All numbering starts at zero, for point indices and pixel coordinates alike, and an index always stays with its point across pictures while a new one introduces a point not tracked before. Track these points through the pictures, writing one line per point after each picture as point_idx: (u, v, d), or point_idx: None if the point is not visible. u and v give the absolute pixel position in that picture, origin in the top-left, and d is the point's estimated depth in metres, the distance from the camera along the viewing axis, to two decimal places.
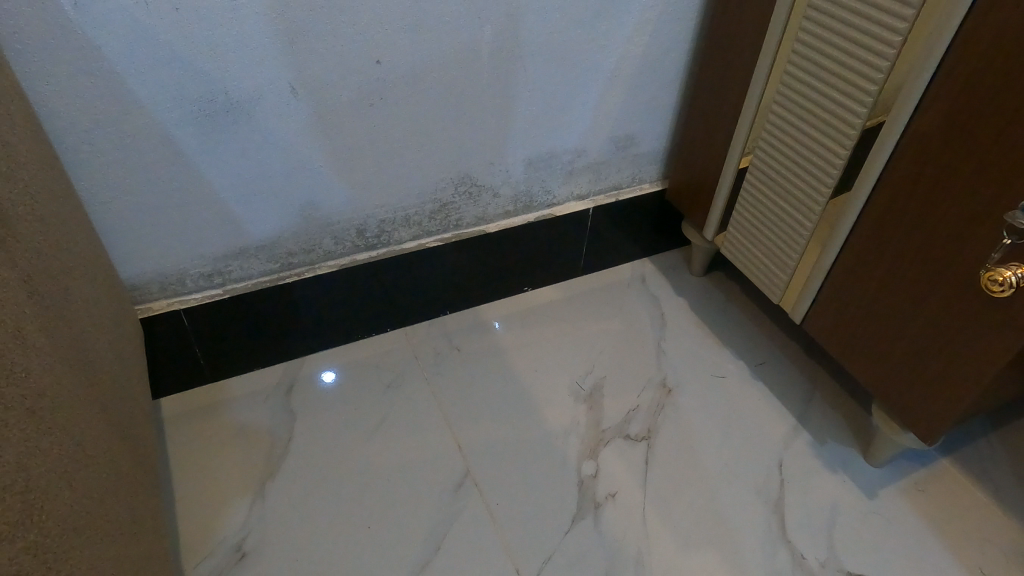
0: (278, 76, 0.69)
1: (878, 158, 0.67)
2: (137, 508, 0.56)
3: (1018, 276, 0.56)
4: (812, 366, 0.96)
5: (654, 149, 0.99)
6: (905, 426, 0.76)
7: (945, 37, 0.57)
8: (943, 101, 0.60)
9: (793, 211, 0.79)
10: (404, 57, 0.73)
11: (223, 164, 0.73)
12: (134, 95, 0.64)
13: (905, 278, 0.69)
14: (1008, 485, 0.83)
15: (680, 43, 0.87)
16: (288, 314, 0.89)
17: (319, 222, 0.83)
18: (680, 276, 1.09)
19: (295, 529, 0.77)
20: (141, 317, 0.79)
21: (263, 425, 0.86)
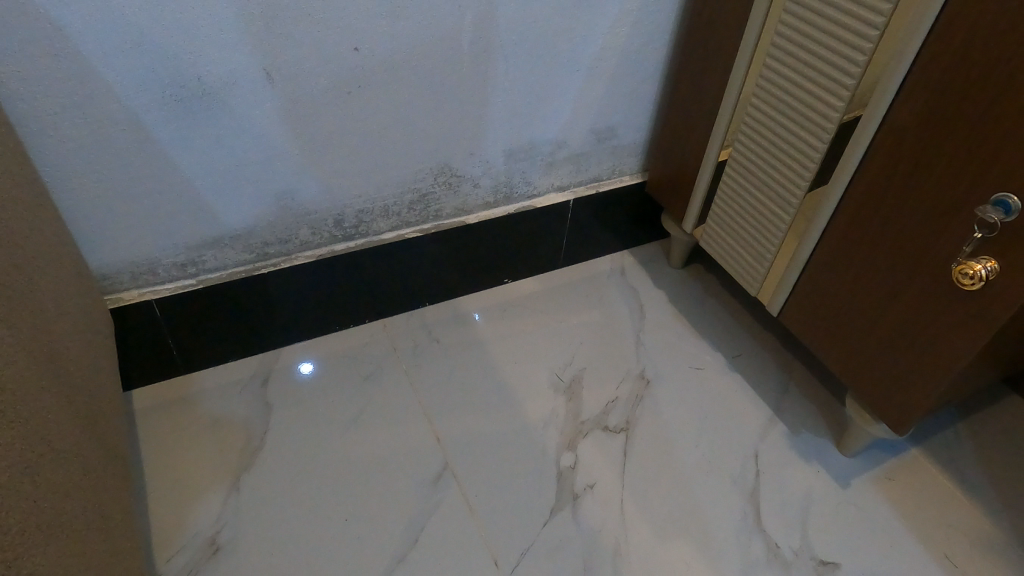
0: (252, 62, 0.67)
1: (855, 151, 0.67)
2: (106, 502, 0.55)
3: (987, 270, 0.58)
4: (788, 358, 0.97)
5: (634, 141, 0.99)
6: (877, 417, 0.77)
7: (922, 32, 0.58)
8: (917, 97, 0.60)
9: (771, 204, 0.80)
10: (381, 44, 0.72)
11: (196, 151, 0.71)
12: (102, 80, 0.62)
13: (879, 272, 0.70)
14: (976, 474, 0.85)
15: (661, 34, 0.87)
16: (263, 305, 0.87)
17: (295, 212, 0.82)
18: (660, 268, 1.10)
19: (270, 521, 0.76)
20: (112, 307, 0.78)
21: (237, 418, 0.85)
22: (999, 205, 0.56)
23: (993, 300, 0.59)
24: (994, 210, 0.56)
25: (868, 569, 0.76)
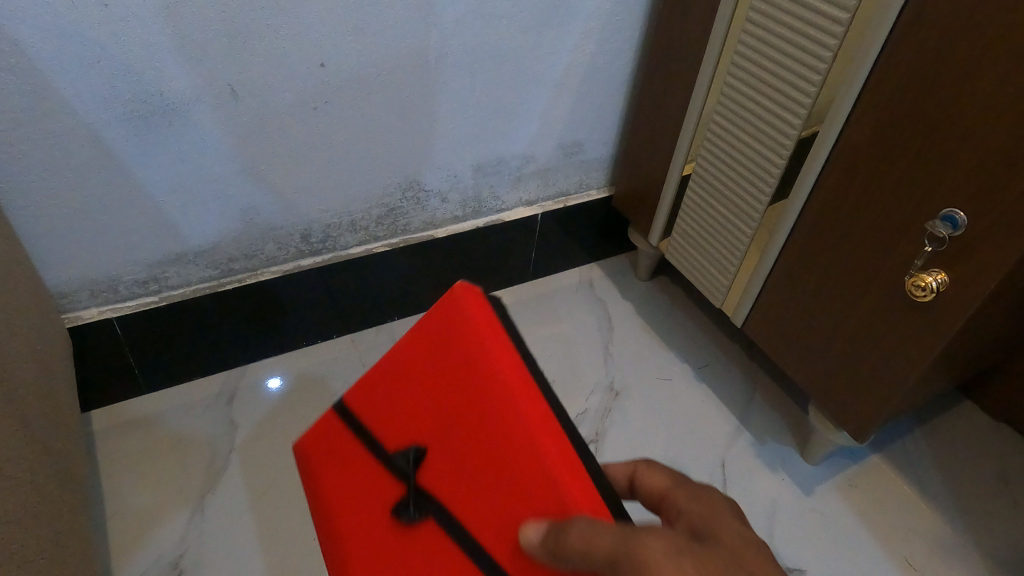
0: (215, 78, 0.67)
1: (812, 167, 0.70)
2: (62, 528, 0.53)
3: (938, 282, 0.60)
4: (753, 368, 0.99)
5: (601, 156, 1.01)
6: (838, 425, 0.79)
7: (871, 54, 0.60)
8: (868, 116, 0.63)
9: (734, 218, 0.82)
10: (347, 60, 0.72)
11: (158, 168, 0.70)
12: (60, 96, 0.61)
13: (837, 284, 0.72)
14: (933, 479, 0.88)
15: (625, 52, 0.89)
16: (228, 322, 0.86)
17: (261, 227, 0.81)
18: (627, 280, 1.11)
19: (237, 543, 0.75)
20: (70, 326, 0.76)
21: (202, 437, 0.83)
22: (947, 220, 0.58)
23: (944, 310, 0.61)
24: (943, 224, 0.58)
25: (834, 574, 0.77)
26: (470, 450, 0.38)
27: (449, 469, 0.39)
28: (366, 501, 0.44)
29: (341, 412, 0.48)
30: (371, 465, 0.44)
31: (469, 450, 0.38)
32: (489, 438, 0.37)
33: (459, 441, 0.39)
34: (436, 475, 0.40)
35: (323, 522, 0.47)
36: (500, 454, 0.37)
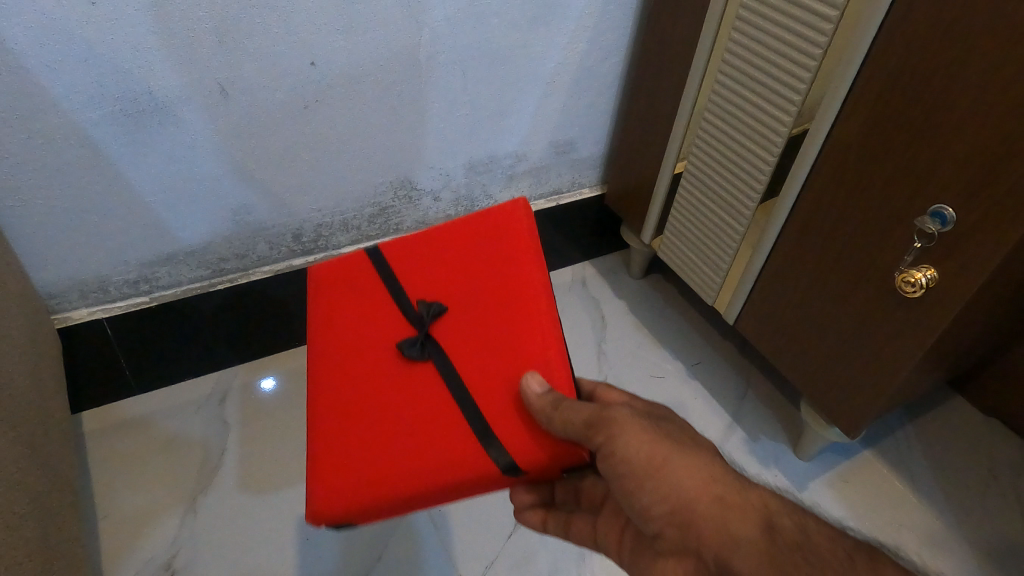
0: (204, 77, 0.66)
1: (802, 165, 0.70)
2: (51, 529, 0.53)
3: (928, 278, 0.60)
4: (746, 365, 1.00)
5: (593, 154, 1.01)
6: (830, 420, 0.80)
7: (861, 51, 0.60)
8: (858, 113, 0.63)
9: (725, 215, 0.82)
10: (338, 59, 0.71)
11: (148, 167, 0.70)
12: (48, 94, 0.61)
13: (828, 281, 0.72)
14: (924, 474, 0.88)
15: (617, 50, 0.89)
16: (220, 322, 0.86)
17: (252, 226, 0.81)
18: (620, 279, 1.11)
19: (230, 543, 0.74)
20: (60, 327, 0.75)
21: (194, 438, 0.83)
22: (936, 217, 0.59)
23: (933, 306, 0.62)
24: (932, 220, 0.59)
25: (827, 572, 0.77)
26: (483, 309, 0.53)
27: (463, 325, 0.53)
28: (371, 328, 0.57)
29: (373, 260, 0.60)
30: (387, 308, 0.57)
31: (476, 305, 0.54)
32: (505, 308, 0.53)
33: (472, 304, 0.54)
34: (450, 328, 0.54)
35: (319, 347, 0.57)
36: (508, 319, 0.52)
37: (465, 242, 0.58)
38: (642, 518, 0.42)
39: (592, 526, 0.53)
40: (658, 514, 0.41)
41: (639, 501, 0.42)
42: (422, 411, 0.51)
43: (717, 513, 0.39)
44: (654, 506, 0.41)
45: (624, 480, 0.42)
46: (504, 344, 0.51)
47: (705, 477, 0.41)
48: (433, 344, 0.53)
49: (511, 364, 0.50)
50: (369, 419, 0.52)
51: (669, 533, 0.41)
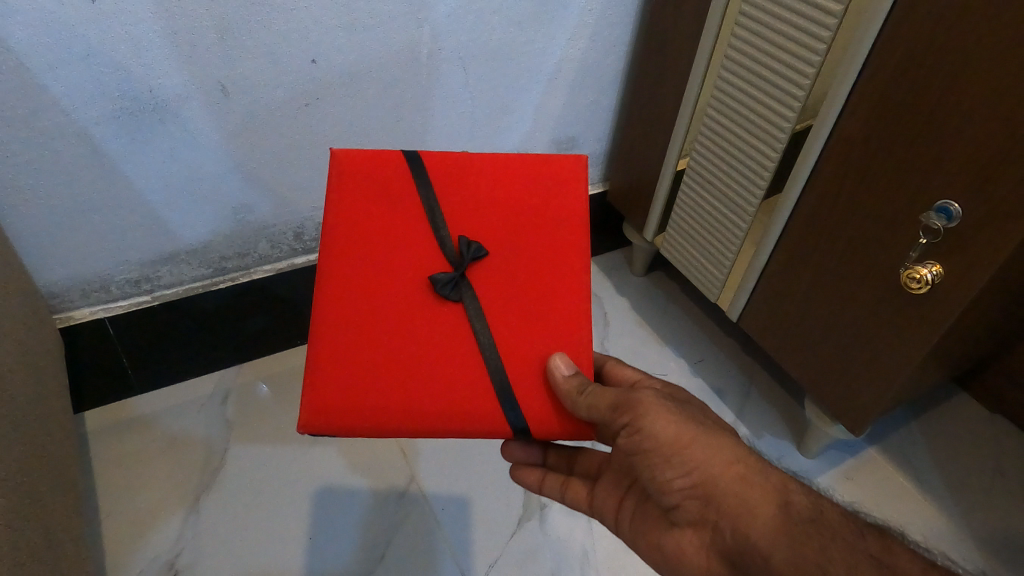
0: (204, 75, 0.66)
1: (806, 160, 0.69)
2: (54, 529, 0.53)
3: (933, 274, 0.60)
4: (749, 361, 0.99)
5: (595, 151, 1.00)
6: (834, 417, 0.80)
7: (866, 46, 0.60)
8: (863, 107, 0.62)
9: (728, 212, 0.81)
10: (339, 56, 0.71)
11: (149, 166, 0.69)
12: (48, 93, 0.61)
13: (833, 277, 0.72)
14: (929, 470, 0.88)
15: (619, 46, 0.88)
16: (222, 321, 0.86)
17: (253, 225, 0.80)
18: (623, 276, 1.11)
19: (233, 542, 0.74)
20: (62, 327, 0.75)
21: (196, 437, 0.83)
22: (942, 212, 0.58)
23: (939, 302, 0.61)
24: (937, 216, 0.58)
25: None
26: (526, 274, 0.52)
27: (500, 283, 0.52)
28: (400, 242, 0.52)
29: (414, 163, 0.54)
30: (421, 224, 0.53)
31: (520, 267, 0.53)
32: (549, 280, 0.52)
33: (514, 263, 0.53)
34: (485, 280, 0.52)
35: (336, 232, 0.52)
36: (550, 290, 0.52)
37: (512, 185, 0.55)
38: (661, 490, 0.47)
39: (589, 491, 0.57)
40: (681, 487, 0.46)
41: (663, 477, 0.46)
42: (446, 354, 0.50)
43: (737, 496, 0.44)
44: (677, 480, 0.46)
45: (652, 453, 0.46)
46: (539, 313, 0.52)
47: (726, 459, 0.45)
48: (468, 290, 0.51)
49: (541, 334, 0.51)
50: (382, 345, 0.50)
51: (688, 505, 0.46)
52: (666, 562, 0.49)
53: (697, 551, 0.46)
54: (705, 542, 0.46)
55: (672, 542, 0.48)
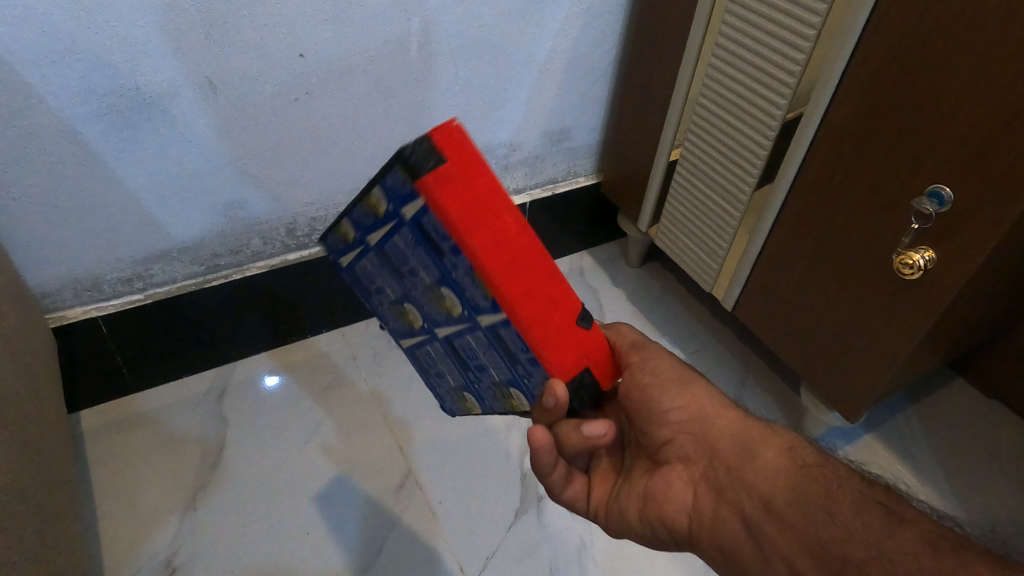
0: (191, 71, 0.65)
1: (799, 147, 0.69)
2: (48, 530, 0.52)
3: (926, 259, 0.60)
4: (745, 351, 0.99)
5: (588, 142, 1.00)
6: (830, 405, 0.80)
7: (856, 31, 0.60)
8: (854, 92, 0.62)
9: (721, 201, 0.81)
10: (327, 49, 0.71)
11: (138, 163, 0.69)
12: (34, 91, 0.60)
13: (826, 264, 0.72)
14: (926, 456, 0.88)
15: (610, 36, 0.88)
16: (216, 318, 0.85)
17: (245, 221, 0.80)
18: (618, 267, 1.11)
19: (230, 539, 0.74)
20: (54, 326, 0.75)
21: (192, 435, 0.83)
22: (934, 197, 0.58)
23: (932, 287, 0.61)
24: (929, 201, 0.58)
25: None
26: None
27: None
28: None
29: None
30: None
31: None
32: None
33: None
34: None
35: None
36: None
37: None
38: (656, 423, 0.47)
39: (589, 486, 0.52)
40: (676, 419, 0.46)
41: (661, 406, 0.47)
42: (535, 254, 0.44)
43: (734, 430, 0.44)
44: (675, 411, 0.46)
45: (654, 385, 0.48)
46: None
47: None
48: None
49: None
50: None
51: (681, 439, 0.46)
52: (650, 504, 0.47)
53: (685, 485, 0.45)
54: (696, 478, 0.44)
55: (659, 481, 0.46)
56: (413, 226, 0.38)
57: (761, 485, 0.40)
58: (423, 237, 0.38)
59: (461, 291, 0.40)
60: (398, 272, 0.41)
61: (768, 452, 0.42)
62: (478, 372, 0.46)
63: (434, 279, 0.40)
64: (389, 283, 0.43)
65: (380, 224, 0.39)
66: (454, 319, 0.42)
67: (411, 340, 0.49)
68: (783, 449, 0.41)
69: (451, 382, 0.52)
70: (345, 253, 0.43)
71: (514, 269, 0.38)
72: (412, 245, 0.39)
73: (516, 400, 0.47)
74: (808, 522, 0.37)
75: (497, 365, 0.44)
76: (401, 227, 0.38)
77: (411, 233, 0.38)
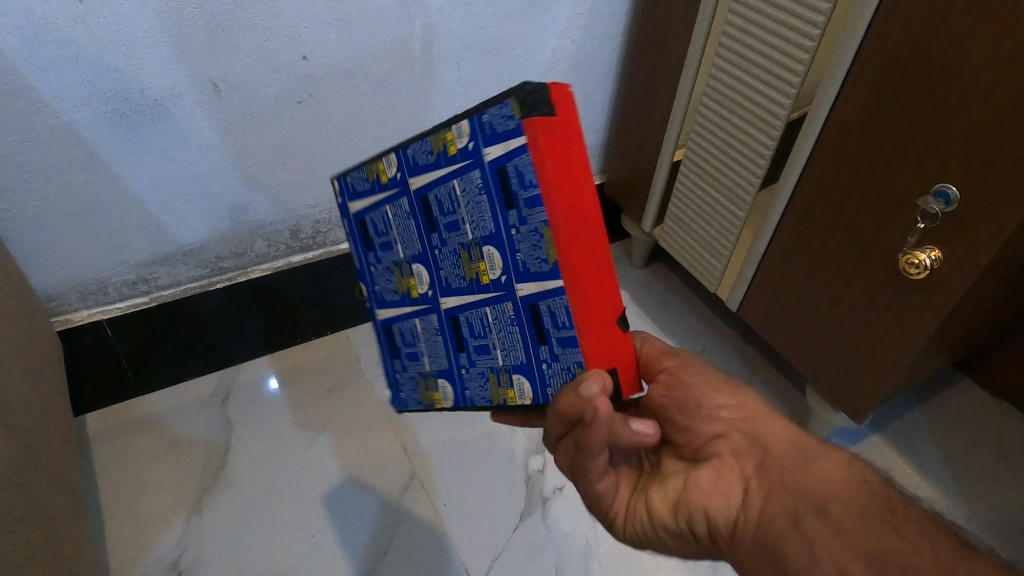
0: (195, 75, 0.66)
1: (803, 147, 0.69)
2: (55, 533, 0.53)
3: (932, 259, 0.59)
4: (750, 351, 0.99)
5: (591, 143, 1.00)
6: (836, 406, 0.79)
7: (860, 29, 0.59)
8: (859, 91, 0.62)
9: (726, 201, 0.81)
10: (330, 52, 0.71)
11: (143, 166, 0.69)
12: (39, 95, 0.60)
13: (831, 264, 0.71)
14: (932, 457, 0.88)
15: (613, 37, 0.88)
16: (220, 321, 0.86)
17: (249, 225, 0.80)
18: (622, 268, 1.11)
19: (235, 542, 0.74)
20: (60, 330, 0.76)
21: (197, 438, 0.83)
22: (940, 196, 0.57)
23: (939, 287, 0.60)
24: (935, 200, 0.58)
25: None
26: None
27: None
28: None
29: None
30: None
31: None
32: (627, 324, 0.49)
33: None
34: None
35: None
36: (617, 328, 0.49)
37: None
38: (705, 417, 0.43)
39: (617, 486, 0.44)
40: (728, 416, 0.43)
41: (713, 400, 0.44)
42: None
43: (788, 435, 0.40)
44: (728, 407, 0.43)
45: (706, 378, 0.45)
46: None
47: None
48: None
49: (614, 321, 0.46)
50: None
51: (733, 435, 0.42)
52: (687, 495, 0.41)
53: (734, 479, 0.40)
54: (748, 473, 0.40)
55: (705, 473, 0.41)
56: (483, 171, 0.39)
57: (816, 489, 0.36)
58: (491, 185, 0.38)
59: (512, 251, 0.39)
60: (440, 218, 0.43)
61: (825, 460, 0.37)
62: (472, 343, 0.47)
63: (479, 236, 0.41)
64: (427, 232, 0.46)
65: (450, 164, 0.41)
66: (474, 280, 0.43)
67: (405, 309, 0.52)
68: (841, 460, 0.37)
69: (424, 368, 0.53)
70: (399, 186, 0.46)
71: (583, 237, 0.37)
72: (471, 194, 0.40)
73: (511, 390, 0.45)
74: (870, 529, 0.34)
75: (507, 347, 0.44)
76: (472, 172, 0.39)
77: (479, 180, 0.39)
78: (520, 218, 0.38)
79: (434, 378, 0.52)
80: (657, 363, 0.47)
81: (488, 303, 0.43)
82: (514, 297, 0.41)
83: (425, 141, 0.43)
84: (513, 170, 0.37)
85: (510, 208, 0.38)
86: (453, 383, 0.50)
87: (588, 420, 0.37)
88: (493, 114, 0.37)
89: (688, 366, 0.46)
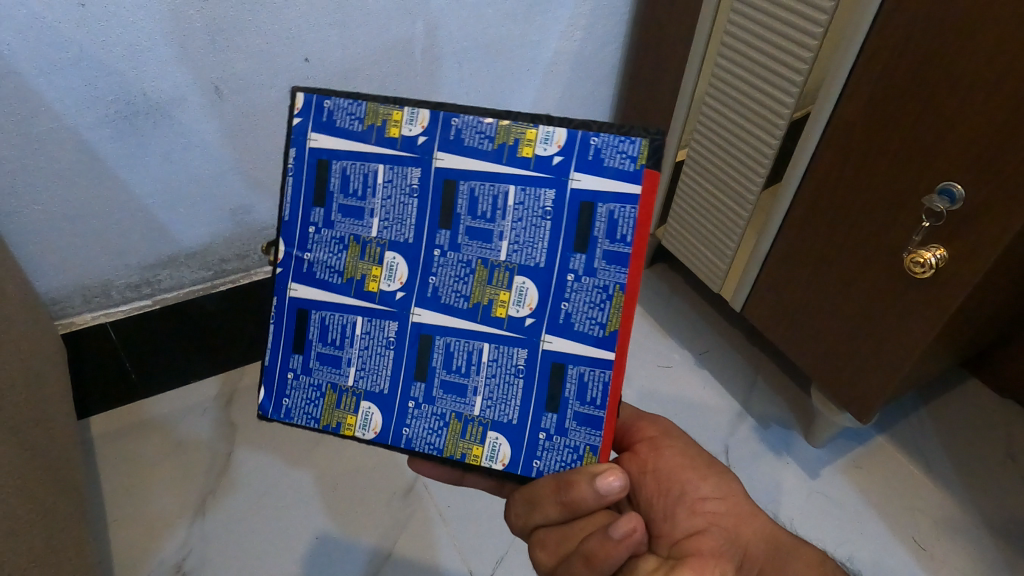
0: (197, 77, 0.66)
1: (807, 146, 0.69)
2: (59, 535, 0.53)
3: (937, 258, 0.59)
4: (755, 352, 0.99)
5: None
6: (841, 406, 0.79)
7: (862, 28, 0.59)
8: (862, 89, 0.62)
9: (729, 200, 0.81)
10: (331, 54, 0.71)
11: (146, 169, 0.69)
12: (43, 99, 0.61)
13: (835, 264, 0.71)
14: (939, 457, 0.87)
15: (615, 37, 0.87)
16: (223, 324, 0.86)
17: (253, 227, 0.81)
18: None
19: (239, 544, 0.74)
20: (64, 332, 0.76)
21: (201, 440, 0.83)
22: (945, 194, 0.57)
23: (944, 286, 0.60)
24: (940, 199, 0.57)
25: (853, 566, 0.76)
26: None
27: None
28: None
29: None
30: None
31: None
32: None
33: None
34: None
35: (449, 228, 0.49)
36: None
37: None
38: (688, 509, 0.45)
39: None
40: (711, 507, 0.45)
41: (697, 490, 0.46)
42: None
43: (765, 533, 0.44)
44: (710, 498, 0.46)
45: (691, 463, 0.48)
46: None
47: None
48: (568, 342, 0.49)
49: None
50: None
51: (714, 529, 0.44)
52: None
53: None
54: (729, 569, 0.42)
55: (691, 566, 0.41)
56: (425, 172, 0.44)
57: None
58: (429, 188, 0.45)
59: (559, 299, 0.44)
60: (338, 196, 0.46)
61: (801, 561, 0.42)
62: (318, 349, 0.49)
63: (388, 238, 0.46)
64: (309, 205, 0.47)
65: (383, 143, 0.45)
66: (482, 306, 0.45)
67: (346, 301, 0.48)
68: (812, 562, 0.42)
69: (342, 379, 0.48)
70: (296, 141, 0.46)
71: None
72: (397, 189, 0.45)
73: (477, 445, 0.46)
74: None
75: (501, 401, 0.46)
76: (411, 169, 0.45)
77: (417, 179, 0.45)
78: (452, 241, 0.45)
79: (326, 391, 0.49)
80: (638, 432, 0.50)
81: (490, 340, 0.46)
82: (536, 347, 0.45)
83: (354, 104, 0.45)
84: (523, 197, 0.43)
85: (581, 252, 0.43)
86: (390, 412, 0.48)
87: (611, 537, 0.38)
88: (468, 126, 0.43)
89: (669, 444, 0.49)
